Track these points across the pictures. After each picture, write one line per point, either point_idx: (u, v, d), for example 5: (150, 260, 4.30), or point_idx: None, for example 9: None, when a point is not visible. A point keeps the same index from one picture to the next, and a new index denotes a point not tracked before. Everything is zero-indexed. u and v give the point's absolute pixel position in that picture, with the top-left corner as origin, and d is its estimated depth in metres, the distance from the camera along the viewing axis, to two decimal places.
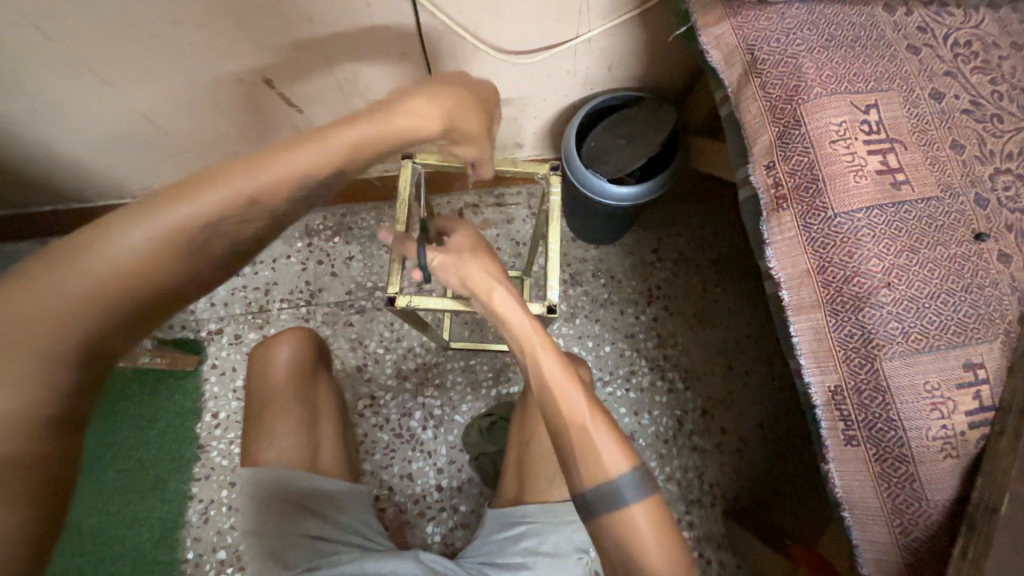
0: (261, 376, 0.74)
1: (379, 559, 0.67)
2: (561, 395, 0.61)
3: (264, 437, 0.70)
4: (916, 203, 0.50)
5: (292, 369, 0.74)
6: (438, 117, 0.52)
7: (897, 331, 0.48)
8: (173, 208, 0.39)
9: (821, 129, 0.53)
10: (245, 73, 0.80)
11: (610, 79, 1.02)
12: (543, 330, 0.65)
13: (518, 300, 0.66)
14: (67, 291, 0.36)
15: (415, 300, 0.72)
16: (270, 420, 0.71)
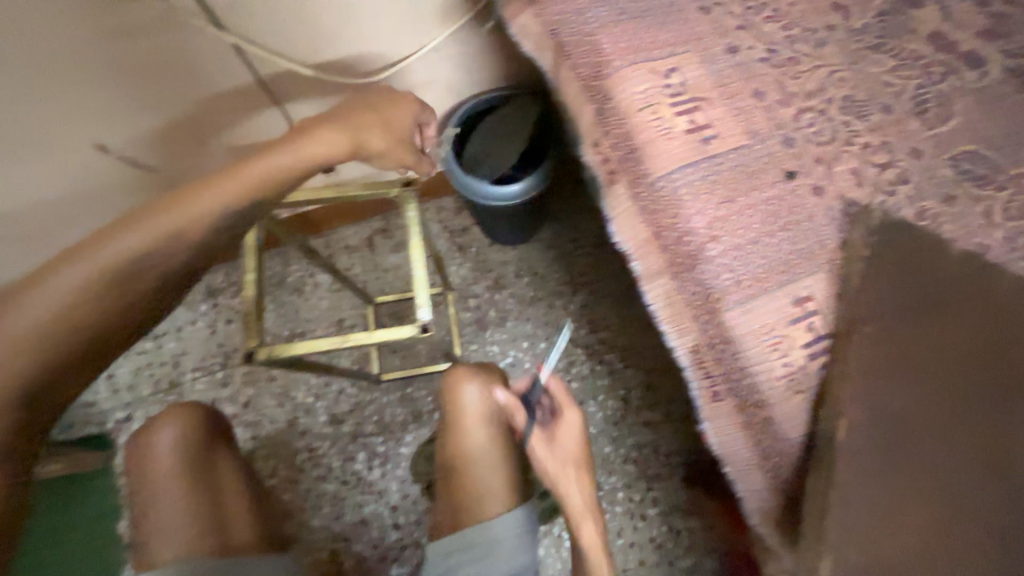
0: (144, 468, 0.66)
1: None
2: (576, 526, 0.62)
3: (156, 534, 0.63)
4: (727, 154, 0.52)
5: (179, 450, 0.67)
6: (338, 142, 0.53)
7: (729, 281, 0.48)
8: (76, 263, 0.45)
9: (628, 100, 0.53)
10: (74, 142, 0.74)
11: (474, 82, 1.02)
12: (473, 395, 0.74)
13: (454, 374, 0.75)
14: (24, 329, 0.43)
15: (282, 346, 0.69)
16: (160, 512, 0.64)
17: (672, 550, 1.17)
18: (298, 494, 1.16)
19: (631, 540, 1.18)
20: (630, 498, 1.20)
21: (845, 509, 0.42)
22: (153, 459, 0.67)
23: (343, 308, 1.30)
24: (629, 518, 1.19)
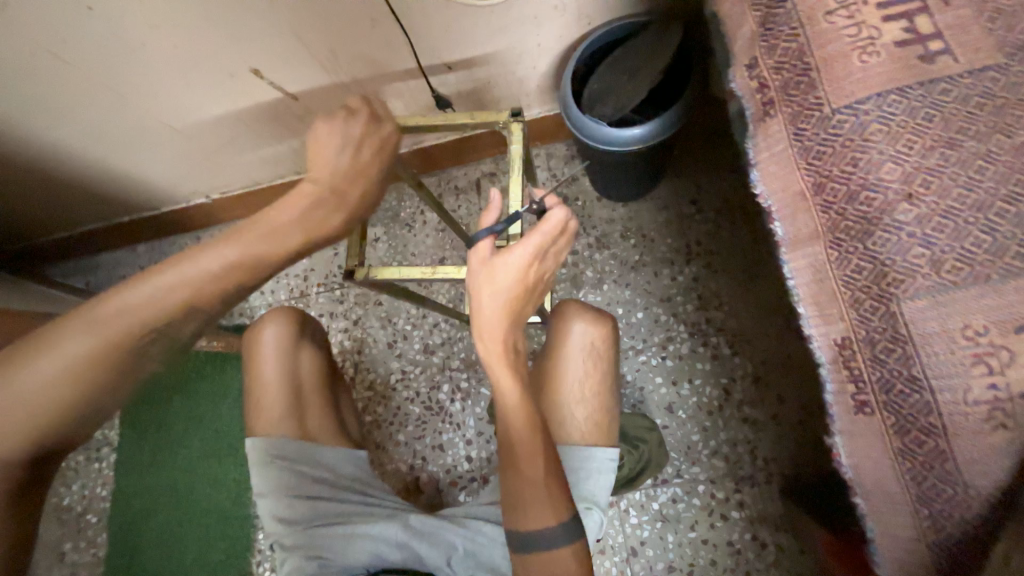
0: (251, 353, 0.78)
1: (372, 523, 0.72)
2: (516, 434, 0.63)
3: (257, 412, 0.75)
4: (960, 78, 0.36)
5: (278, 345, 0.77)
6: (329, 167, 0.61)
7: (922, 259, 0.35)
8: (225, 248, 0.55)
9: (813, 3, 0.40)
10: (236, 68, 0.89)
11: (607, 7, 0.90)
12: (512, 289, 0.60)
13: (509, 258, 0.59)
14: (175, 285, 0.53)
15: (373, 272, 0.76)
16: (259, 393, 0.76)
17: (753, 561, 1.04)
18: (389, 409, 1.28)
19: (705, 537, 1.07)
20: (711, 494, 1.09)
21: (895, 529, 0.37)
22: (258, 344, 0.77)
23: (445, 249, 1.34)
24: (707, 514, 1.08)
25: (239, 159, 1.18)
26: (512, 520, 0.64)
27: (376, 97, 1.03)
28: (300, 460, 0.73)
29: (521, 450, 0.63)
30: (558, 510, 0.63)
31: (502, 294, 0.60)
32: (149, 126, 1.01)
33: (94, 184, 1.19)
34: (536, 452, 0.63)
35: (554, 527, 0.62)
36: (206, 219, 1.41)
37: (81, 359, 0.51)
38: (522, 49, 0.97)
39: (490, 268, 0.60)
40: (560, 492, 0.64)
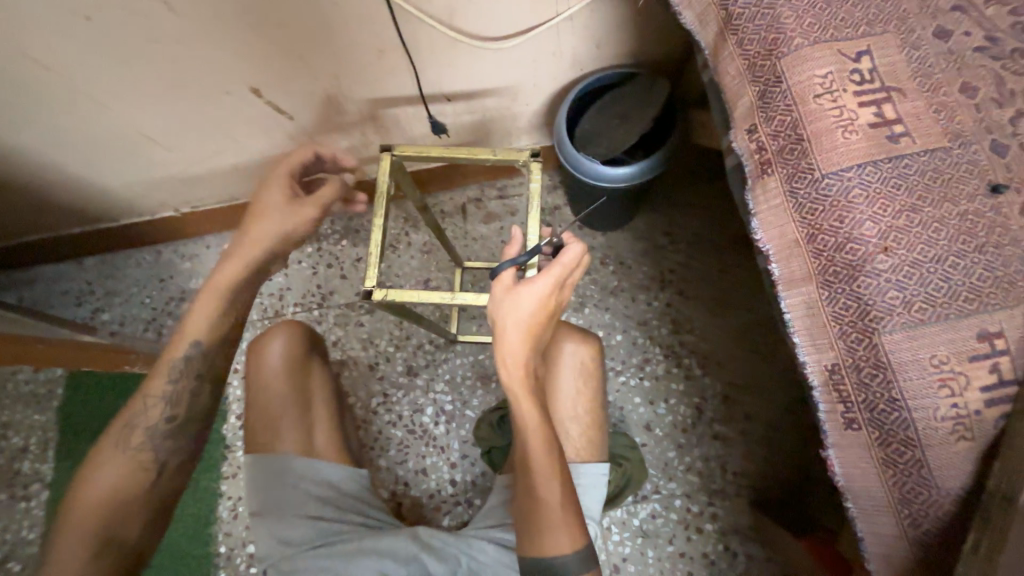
0: (257, 367, 0.83)
1: (377, 539, 0.77)
2: (535, 458, 0.67)
3: (262, 425, 0.80)
4: (918, 156, 0.45)
5: (286, 359, 0.84)
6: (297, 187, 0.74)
7: (897, 301, 0.43)
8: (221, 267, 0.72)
9: (804, 84, 0.48)
10: (234, 87, 0.88)
11: (599, 57, 0.98)
12: (536, 316, 0.64)
13: (533, 287, 0.63)
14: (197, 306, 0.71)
15: (391, 295, 0.75)
16: (267, 404, 0.81)
17: (725, 570, 1.11)
18: (369, 433, 1.25)
19: (682, 550, 1.13)
20: (687, 508, 1.15)
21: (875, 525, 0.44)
22: (265, 358, 0.83)
23: (430, 270, 1.35)
24: (683, 528, 1.14)
25: (220, 175, 1.14)
26: (533, 545, 0.66)
27: (372, 123, 1.05)
28: (306, 480, 0.79)
29: (541, 473, 0.67)
30: (577, 533, 0.66)
31: (525, 324, 0.63)
32: (125, 135, 0.96)
33: (50, 190, 1.11)
34: (553, 474, 0.67)
35: (567, 551, 0.65)
36: (171, 233, 1.34)
37: (129, 458, 0.65)
38: (518, 88, 1.03)
39: (513, 297, 0.63)
40: (574, 514, 0.67)
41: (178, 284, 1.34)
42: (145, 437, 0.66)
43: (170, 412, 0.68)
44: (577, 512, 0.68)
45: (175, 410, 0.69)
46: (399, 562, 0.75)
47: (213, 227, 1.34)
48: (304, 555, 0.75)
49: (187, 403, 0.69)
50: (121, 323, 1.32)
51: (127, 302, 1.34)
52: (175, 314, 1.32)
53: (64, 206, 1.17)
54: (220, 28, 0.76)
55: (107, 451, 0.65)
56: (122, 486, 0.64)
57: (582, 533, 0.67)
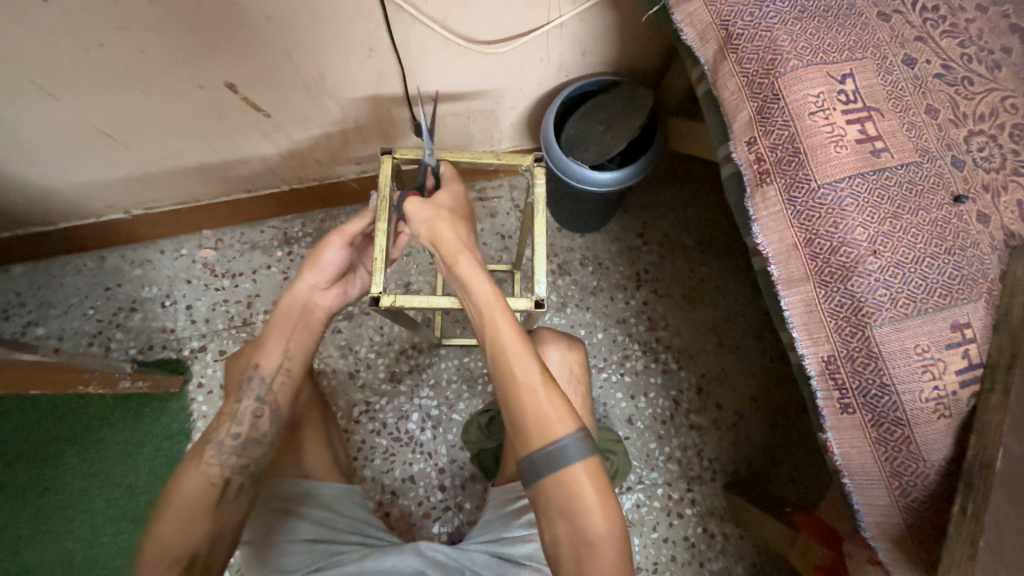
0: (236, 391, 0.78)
1: (379, 558, 0.74)
2: (504, 336, 0.69)
3: None
4: (897, 169, 0.51)
5: None
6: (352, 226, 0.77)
7: (886, 297, 0.48)
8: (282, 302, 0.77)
9: (800, 102, 0.53)
10: (209, 81, 0.83)
11: (585, 64, 1.01)
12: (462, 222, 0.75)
13: (451, 200, 0.76)
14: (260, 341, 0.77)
15: (400, 300, 0.72)
16: None
17: (704, 551, 1.17)
18: (352, 443, 1.21)
19: (665, 536, 1.18)
20: (669, 496, 1.20)
21: (868, 498, 0.50)
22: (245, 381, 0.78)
23: (410, 272, 1.30)
24: (665, 514, 1.19)
25: (182, 171, 1.07)
26: (536, 435, 0.65)
27: (354, 123, 1.02)
28: (298, 503, 0.75)
29: (514, 351, 0.68)
30: (567, 410, 0.67)
31: (445, 208, 0.75)
32: (77, 129, 0.89)
33: None
34: (527, 355, 0.68)
35: (565, 437, 0.65)
36: (120, 237, 1.22)
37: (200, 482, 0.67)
38: (504, 92, 1.03)
39: (438, 210, 0.74)
40: (556, 390, 0.68)
41: (127, 293, 1.22)
42: (214, 454, 0.69)
43: (236, 431, 0.71)
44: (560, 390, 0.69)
45: (240, 429, 0.71)
46: None
47: (170, 231, 1.24)
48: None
49: (250, 422, 0.72)
50: (59, 337, 1.19)
51: (65, 314, 1.20)
52: (125, 326, 1.20)
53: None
54: (196, 21, 0.72)
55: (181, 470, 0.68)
56: (193, 508, 0.65)
57: (573, 413, 0.67)
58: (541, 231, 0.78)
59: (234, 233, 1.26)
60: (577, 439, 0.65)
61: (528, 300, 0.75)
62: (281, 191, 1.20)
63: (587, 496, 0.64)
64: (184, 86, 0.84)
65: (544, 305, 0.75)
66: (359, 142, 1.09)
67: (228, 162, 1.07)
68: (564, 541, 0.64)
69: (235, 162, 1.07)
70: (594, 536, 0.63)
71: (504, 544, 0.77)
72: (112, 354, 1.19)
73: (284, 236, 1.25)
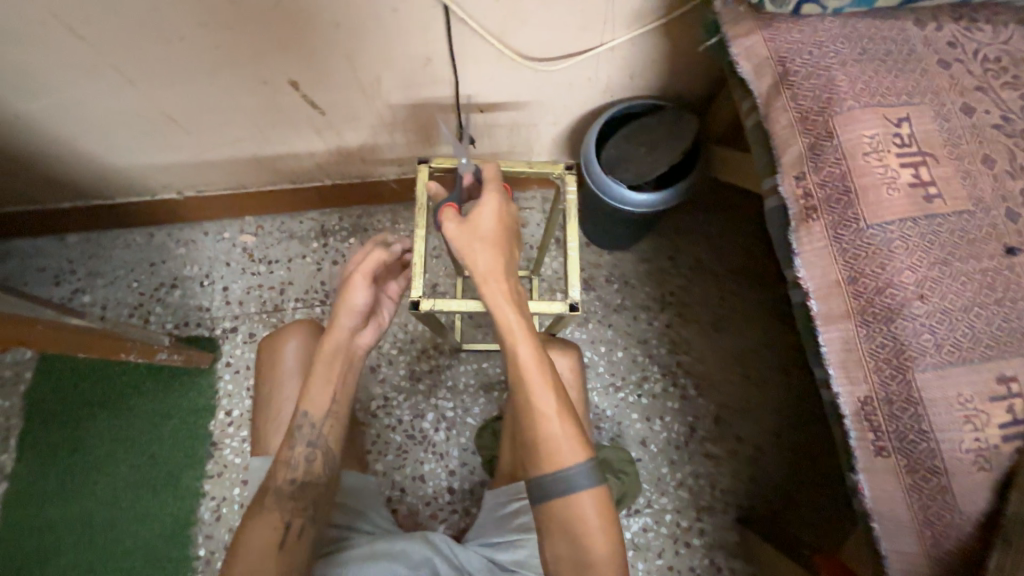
0: (273, 365, 0.85)
1: (390, 541, 0.75)
2: (527, 365, 0.67)
3: (272, 424, 0.83)
4: (949, 216, 0.51)
5: (299, 358, 0.85)
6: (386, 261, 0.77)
7: (929, 343, 0.48)
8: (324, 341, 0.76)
9: (854, 142, 0.53)
10: (274, 77, 0.88)
11: (631, 86, 1.02)
12: (496, 237, 0.70)
13: (490, 210, 0.70)
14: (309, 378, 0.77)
15: (439, 304, 0.73)
16: (278, 406, 0.84)
17: None
18: (368, 436, 1.23)
19: (671, 564, 1.16)
20: (677, 523, 1.18)
21: (894, 544, 0.49)
22: (283, 359, 0.85)
23: (438, 275, 1.31)
24: (672, 542, 1.17)
25: (235, 158, 1.12)
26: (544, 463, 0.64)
27: (401, 126, 1.06)
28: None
29: (534, 379, 0.66)
30: (579, 440, 0.65)
31: (483, 230, 0.69)
32: (147, 113, 0.94)
33: (48, 160, 1.05)
34: (545, 384, 0.67)
35: (574, 469, 0.64)
36: (170, 215, 1.28)
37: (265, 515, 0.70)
38: (549, 107, 1.06)
39: (470, 224, 0.70)
40: (573, 419, 0.67)
41: (169, 270, 1.28)
42: (275, 499, 0.71)
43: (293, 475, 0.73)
44: (576, 419, 0.67)
45: (297, 475, 0.73)
46: (410, 565, 0.73)
47: (215, 214, 1.29)
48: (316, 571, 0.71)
49: (305, 467, 0.73)
50: (103, 306, 1.25)
51: (111, 285, 1.27)
52: (164, 301, 1.26)
53: (60, 177, 1.12)
54: (272, 23, 0.77)
55: (249, 520, 0.70)
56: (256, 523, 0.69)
57: (585, 444, 0.66)
58: (573, 237, 0.78)
59: (273, 221, 1.31)
60: (585, 470, 0.64)
61: (562, 303, 0.75)
62: (324, 185, 1.24)
63: (590, 525, 0.64)
64: (251, 80, 0.89)
65: (578, 309, 0.75)
66: (404, 144, 1.13)
67: (279, 154, 1.12)
68: (566, 562, 0.64)
69: (286, 155, 1.12)
70: (594, 560, 0.63)
71: (495, 549, 0.76)
72: (149, 327, 1.24)
73: (321, 229, 1.30)
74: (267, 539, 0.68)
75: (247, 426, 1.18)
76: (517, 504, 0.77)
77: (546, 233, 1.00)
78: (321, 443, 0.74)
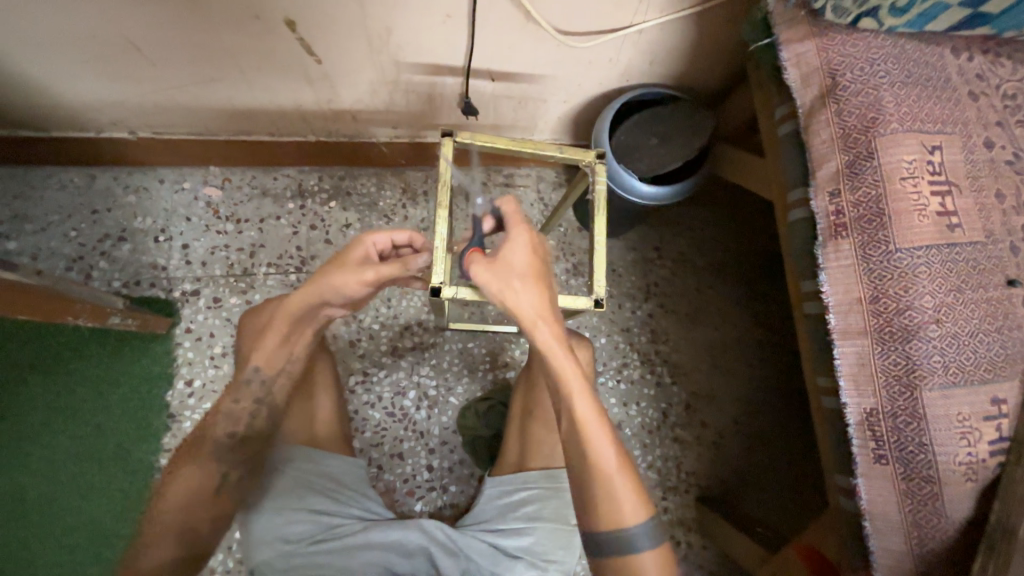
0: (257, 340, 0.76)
1: (386, 530, 0.75)
2: (583, 417, 0.64)
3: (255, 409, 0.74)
4: (967, 246, 0.54)
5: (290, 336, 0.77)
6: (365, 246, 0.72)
7: (938, 364, 0.52)
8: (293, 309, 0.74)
9: (893, 166, 0.55)
10: (267, 13, 0.77)
11: (649, 73, 1.00)
12: (539, 281, 0.63)
13: (525, 248, 0.63)
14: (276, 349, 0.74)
15: (461, 291, 0.70)
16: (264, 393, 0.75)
17: None
18: None
19: None
20: None
21: (883, 542, 0.54)
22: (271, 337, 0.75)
23: None
24: None
25: (204, 100, 0.98)
26: (608, 522, 0.63)
27: (404, 87, 0.98)
28: (304, 470, 0.75)
29: (591, 432, 0.64)
30: (637, 489, 0.65)
31: (516, 267, 0.62)
32: (104, 36, 0.80)
33: None
34: (606, 437, 0.64)
35: (637, 526, 0.63)
36: (118, 157, 1.12)
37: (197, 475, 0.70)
38: (564, 84, 1.01)
39: (501, 269, 0.61)
40: (630, 468, 0.65)
41: (116, 220, 1.12)
42: (213, 451, 0.72)
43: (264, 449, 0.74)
44: (631, 466, 0.66)
45: (231, 432, 0.73)
46: (406, 554, 0.74)
47: (173, 160, 1.14)
48: (301, 552, 0.70)
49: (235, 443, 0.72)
50: (34, 256, 1.08)
51: (45, 233, 1.10)
52: (110, 255, 1.11)
53: None
54: None
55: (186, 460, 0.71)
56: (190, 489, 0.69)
57: (643, 493, 0.65)
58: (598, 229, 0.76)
59: (244, 175, 1.18)
60: (645, 524, 0.63)
61: (588, 299, 0.74)
62: (306, 140, 1.13)
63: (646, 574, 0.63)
64: (238, 13, 0.77)
65: (604, 305, 0.74)
66: (402, 105, 1.04)
67: (259, 101, 0.99)
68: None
69: (267, 104, 1.00)
70: None
71: (498, 535, 0.76)
72: (93, 283, 1.09)
73: (299, 189, 1.18)
74: (199, 479, 0.69)
75: (209, 398, 1.09)
76: (522, 493, 0.78)
77: (551, 217, 0.98)
78: (260, 406, 0.75)
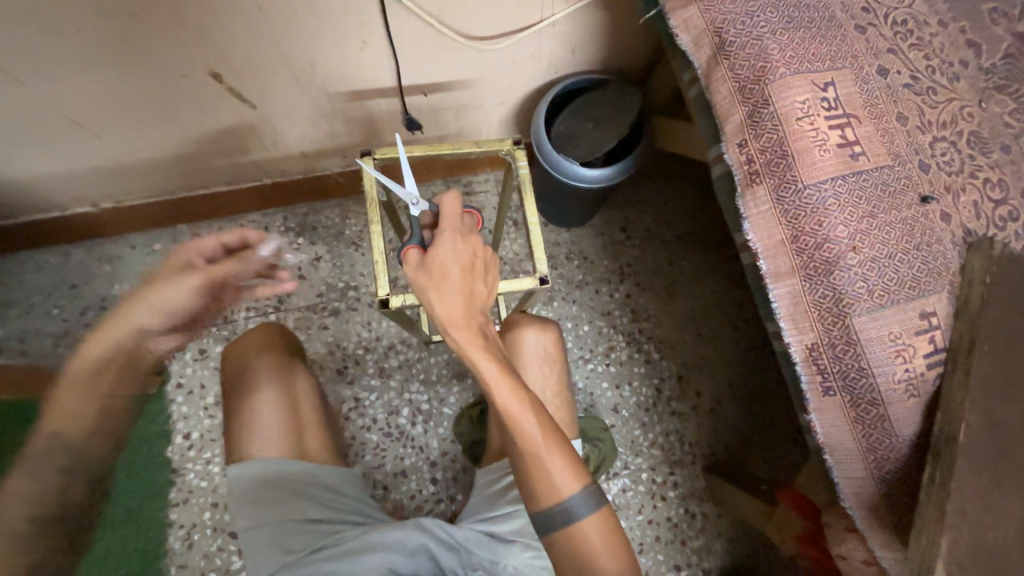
0: (243, 370, 0.81)
1: (384, 531, 0.75)
2: (509, 406, 0.64)
3: (249, 436, 0.77)
4: (873, 171, 0.56)
5: (270, 364, 0.82)
6: None
7: (863, 289, 0.54)
8: None
9: (788, 108, 0.56)
10: (193, 69, 0.81)
11: (574, 62, 1.02)
12: (461, 273, 0.64)
13: (450, 243, 0.65)
14: None
15: (409, 298, 0.72)
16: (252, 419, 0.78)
17: (686, 530, 1.23)
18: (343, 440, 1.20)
19: (650, 517, 1.23)
20: (652, 480, 1.26)
21: (845, 470, 0.57)
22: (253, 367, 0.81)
23: None
24: (650, 497, 1.24)
25: (154, 161, 1.02)
26: (541, 498, 0.64)
27: (342, 116, 1.01)
28: (297, 485, 0.76)
29: (519, 418, 0.64)
30: (574, 469, 0.65)
31: (437, 263, 0.64)
32: (47, 118, 0.84)
33: None
34: (534, 423, 0.64)
35: (571, 497, 0.63)
36: (88, 231, 1.16)
37: None
38: (495, 87, 1.04)
39: (422, 268, 0.64)
40: (566, 450, 0.65)
41: (95, 291, 1.16)
42: None
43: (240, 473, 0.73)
44: (567, 448, 0.66)
45: None
46: (406, 553, 0.74)
47: (140, 225, 1.18)
48: (304, 561, 0.72)
49: None
50: (22, 338, 1.12)
51: (29, 314, 1.14)
52: None
53: None
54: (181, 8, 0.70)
55: None
56: None
57: (581, 471, 0.65)
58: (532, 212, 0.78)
59: (211, 227, 1.21)
60: (586, 497, 0.64)
61: (531, 278, 0.76)
62: (262, 184, 1.17)
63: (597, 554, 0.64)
64: (166, 74, 0.81)
65: (548, 282, 0.76)
66: (345, 133, 1.07)
67: (205, 153, 1.03)
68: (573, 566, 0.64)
69: (214, 154, 1.04)
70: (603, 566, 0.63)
71: (492, 524, 0.78)
72: None
73: (265, 231, 1.22)
74: None
75: (208, 447, 1.11)
76: (509, 479, 0.79)
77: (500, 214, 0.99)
78: None
